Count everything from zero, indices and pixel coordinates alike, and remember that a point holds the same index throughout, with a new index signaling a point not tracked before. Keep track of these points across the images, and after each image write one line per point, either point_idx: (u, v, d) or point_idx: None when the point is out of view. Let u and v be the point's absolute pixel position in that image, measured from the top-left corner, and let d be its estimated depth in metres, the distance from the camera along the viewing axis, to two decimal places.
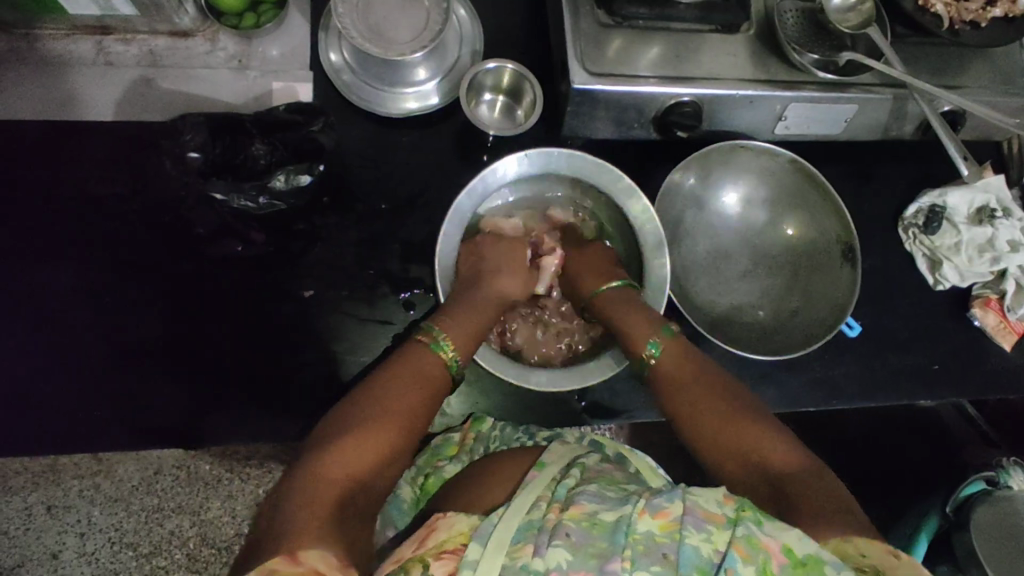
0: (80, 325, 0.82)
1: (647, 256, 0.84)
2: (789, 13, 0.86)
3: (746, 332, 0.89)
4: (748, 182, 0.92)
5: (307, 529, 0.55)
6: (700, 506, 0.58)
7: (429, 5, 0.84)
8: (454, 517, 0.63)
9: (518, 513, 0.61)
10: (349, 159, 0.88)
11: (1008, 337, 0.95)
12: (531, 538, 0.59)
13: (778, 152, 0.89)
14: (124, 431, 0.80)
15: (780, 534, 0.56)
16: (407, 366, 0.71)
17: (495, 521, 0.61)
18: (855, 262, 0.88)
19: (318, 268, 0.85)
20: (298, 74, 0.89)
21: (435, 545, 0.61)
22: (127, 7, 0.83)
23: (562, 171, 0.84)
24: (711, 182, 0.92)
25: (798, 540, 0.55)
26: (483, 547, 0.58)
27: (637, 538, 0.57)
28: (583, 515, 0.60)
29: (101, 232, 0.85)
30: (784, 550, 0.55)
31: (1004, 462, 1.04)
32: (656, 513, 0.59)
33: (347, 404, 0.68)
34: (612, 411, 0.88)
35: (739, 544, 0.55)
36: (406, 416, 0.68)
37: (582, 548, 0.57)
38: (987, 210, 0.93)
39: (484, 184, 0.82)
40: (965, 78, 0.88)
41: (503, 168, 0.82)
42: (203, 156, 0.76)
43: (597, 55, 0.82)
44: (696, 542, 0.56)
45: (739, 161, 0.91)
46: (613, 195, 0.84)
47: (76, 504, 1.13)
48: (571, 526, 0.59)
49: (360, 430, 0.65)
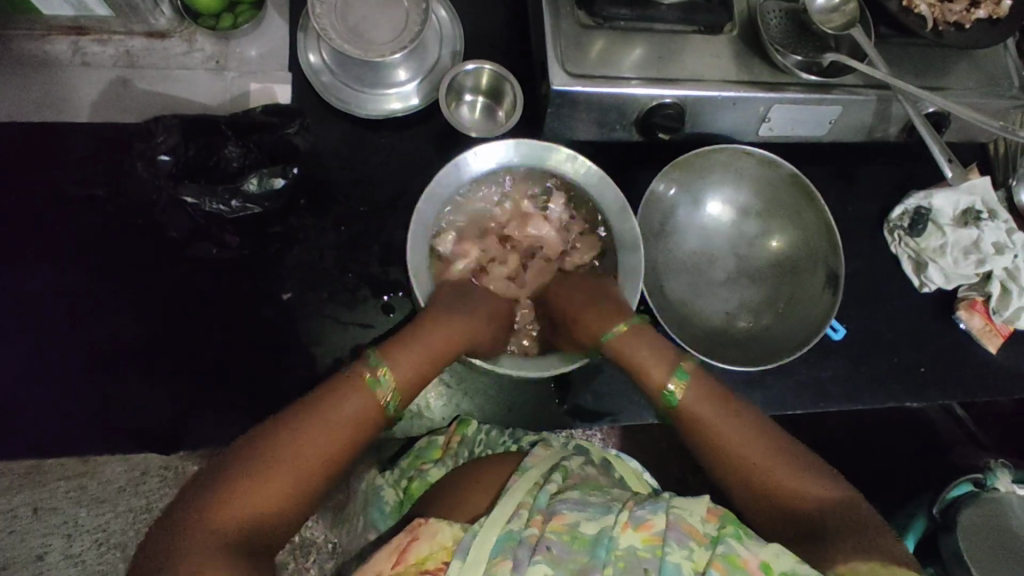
0: (59, 326, 0.81)
1: (614, 228, 0.83)
2: (772, 13, 0.85)
3: (720, 335, 0.88)
4: (739, 192, 0.92)
5: (204, 558, 0.55)
6: (683, 521, 0.59)
7: (409, 6, 0.83)
8: (437, 526, 0.61)
9: (500, 522, 0.60)
10: (327, 160, 0.87)
11: (994, 340, 0.95)
12: (510, 551, 0.57)
13: (781, 164, 0.89)
14: (106, 434, 0.79)
15: (759, 551, 0.57)
16: (344, 402, 0.67)
17: (475, 532, 0.59)
18: (836, 292, 0.87)
19: (298, 270, 0.84)
20: (277, 76, 0.88)
21: (416, 561, 0.58)
22: (101, 7, 0.83)
23: (517, 165, 0.83)
24: (707, 185, 0.92)
25: (777, 556, 0.56)
26: (464, 562, 0.56)
27: (619, 555, 0.57)
28: (566, 527, 0.60)
29: (79, 234, 0.84)
30: (762, 567, 0.56)
31: (992, 464, 1.03)
32: (639, 526, 0.59)
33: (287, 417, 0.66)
34: (596, 415, 0.87)
35: (719, 562, 0.55)
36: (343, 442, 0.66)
37: (564, 563, 0.57)
38: (972, 212, 0.92)
39: (459, 172, 0.82)
40: (948, 79, 0.88)
41: (464, 164, 0.81)
42: (175, 159, 0.80)
43: (578, 57, 0.81)
44: (678, 560, 0.56)
45: (739, 167, 0.91)
46: (574, 179, 0.84)
47: (61, 506, 1.11)
48: (552, 539, 0.58)
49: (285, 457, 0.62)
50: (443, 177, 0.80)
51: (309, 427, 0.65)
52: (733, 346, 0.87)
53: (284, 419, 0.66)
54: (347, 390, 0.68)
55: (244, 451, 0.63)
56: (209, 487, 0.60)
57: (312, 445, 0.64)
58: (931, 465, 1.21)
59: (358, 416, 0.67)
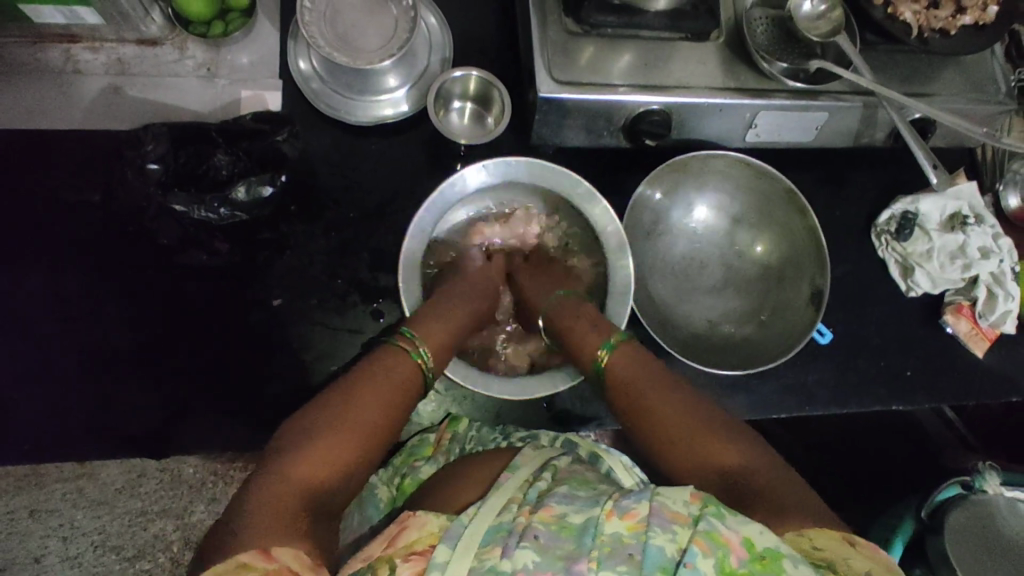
0: (51, 332, 0.82)
1: (611, 260, 0.85)
2: (758, 20, 0.86)
3: (708, 340, 0.89)
4: (733, 201, 0.93)
5: (274, 510, 0.57)
6: (666, 506, 0.57)
7: (397, 14, 0.84)
8: (426, 517, 0.62)
9: (490, 514, 0.61)
10: (317, 166, 0.88)
11: (981, 343, 0.95)
12: (500, 540, 0.58)
13: (776, 177, 0.89)
14: (97, 439, 0.80)
15: (740, 528, 0.55)
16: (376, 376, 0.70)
17: (465, 522, 0.60)
18: (819, 307, 0.87)
19: (288, 276, 0.85)
20: (267, 83, 0.89)
21: (404, 546, 0.60)
22: (93, 16, 0.83)
23: (523, 180, 0.86)
24: (703, 192, 0.93)
25: (758, 533, 0.55)
26: (452, 549, 0.57)
27: (603, 540, 0.56)
28: (553, 518, 0.60)
29: (72, 241, 0.85)
30: (744, 544, 0.54)
31: (980, 467, 1.03)
32: (623, 514, 0.57)
33: (335, 389, 0.69)
34: (583, 419, 0.87)
35: (701, 539, 0.54)
36: (389, 407, 0.69)
37: (550, 550, 0.56)
38: (959, 217, 0.94)
39: (447, 196, 0.83)
40: (934, 85, 0.89)
41: (466, 176, 0.83)
42: (164, 167, 0.81)
43: (566, 63, 0.82)
44: (662, 542, 0.54)
45: (735, 178, 0.91)
46: (575, 199, 0.86)
47: (58, 509, 1.12)
48: (539, 529, 0.58)
49: (340, 421, 0.65)
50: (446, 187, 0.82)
51: (347, 402, 0.67)
52: (721, 351, 0.88)
53: (320, 404, 0.67)
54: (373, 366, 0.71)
55: (301, 422, 0.65)
56: (261, 474, 0.61)
57: (346, 420, 0.66)
58: (924, 467, 1.22)
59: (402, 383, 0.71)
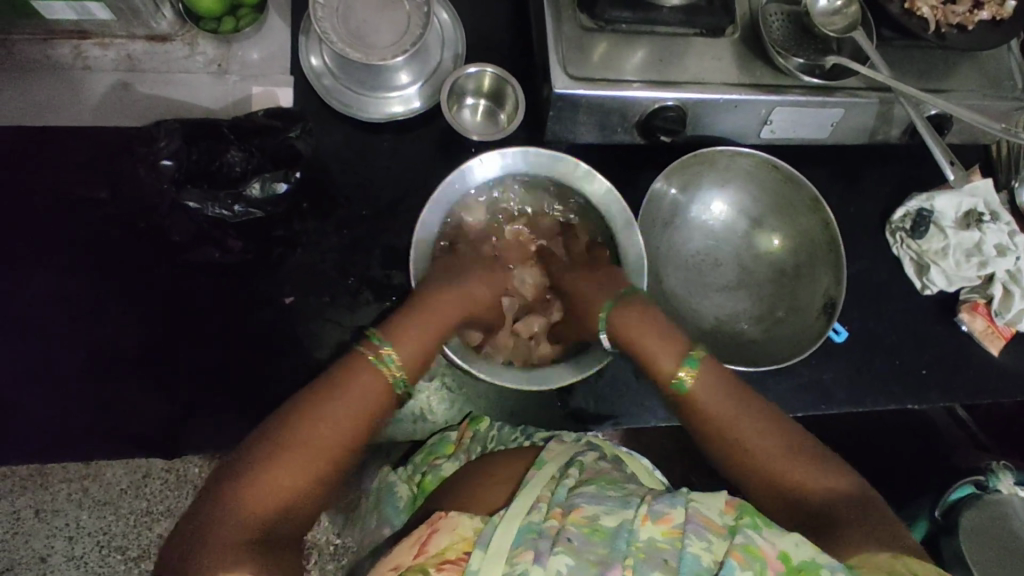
0: (57, 330, 0.82)
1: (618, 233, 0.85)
2: (774, 15, 0.85)
3: (721, 338, 0.89)
4: (754, 200, 0.92)
5: (220, 543, 0.56)
6: (701, 513, 0.57)
7: (410, 9, 0.83)
8: (457, 519, 0.61)
9: (520, 515, 0.60)
10: (329, 164, 0.87)
11: (996, 342, 0.95)
12: (531, 542, 0.56)
13: (802, 184, 0.89)
14: (106, 439, 0.79)
15: (777, 541, 0.55)
16: (348, 382, 0.67)
17: (495, 526, 0.59)
18: (831, 318, 0.86)
19: (299, 274, 0.84)
20: (278, 79, 0.88)
21: (436, 553, 0.58)
22: (104, 12, 0.83)
23: (522, 169, 0.84)
24: (726, 188, 0.92)
25: (794, 546, 0.55)
26: (484, 554, 0.56)
27: (638, 546, 0.55)
28: (583, 519, 0.58)
29: (81, 239, 0.84)
30: (781, 557, 0.54)
31: (993, 465, 1.02)
32: (657, 519, 0.57)
33: (300, 398, 0.66)
34: (598, 417, 0.86)
35: (737, 551, 0.54)
36: (354, 408, 0.66)
37: (583, 554, 0.55)
38: (975, 214, 0.93)
39: (448, 195, 0.82)
40: (951, 82, 0.88)
41: (469, 170, 0.82)
42: (177, 163, 0.79)
43: (580, 59, 0.81)
44: (698, 551, 0.54)
45: (762, 179, 0.91)
46: (576, 181, 0.84)
47: (63, 509, 1.11)
48: (572, 531, 0.57)
49: (298, 436, 0.63)
50: (449, 183, 0.81)
51: (309, 415, 0.64)
52: (733, 349, 0.88)
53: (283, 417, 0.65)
54: (343, 373, 0.68)
55: (262, 436, 0.64)
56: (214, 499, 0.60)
57: (307, 435, 0.63)
58: (935, 464, 1.21)
59: (373, 386, 0.68)
